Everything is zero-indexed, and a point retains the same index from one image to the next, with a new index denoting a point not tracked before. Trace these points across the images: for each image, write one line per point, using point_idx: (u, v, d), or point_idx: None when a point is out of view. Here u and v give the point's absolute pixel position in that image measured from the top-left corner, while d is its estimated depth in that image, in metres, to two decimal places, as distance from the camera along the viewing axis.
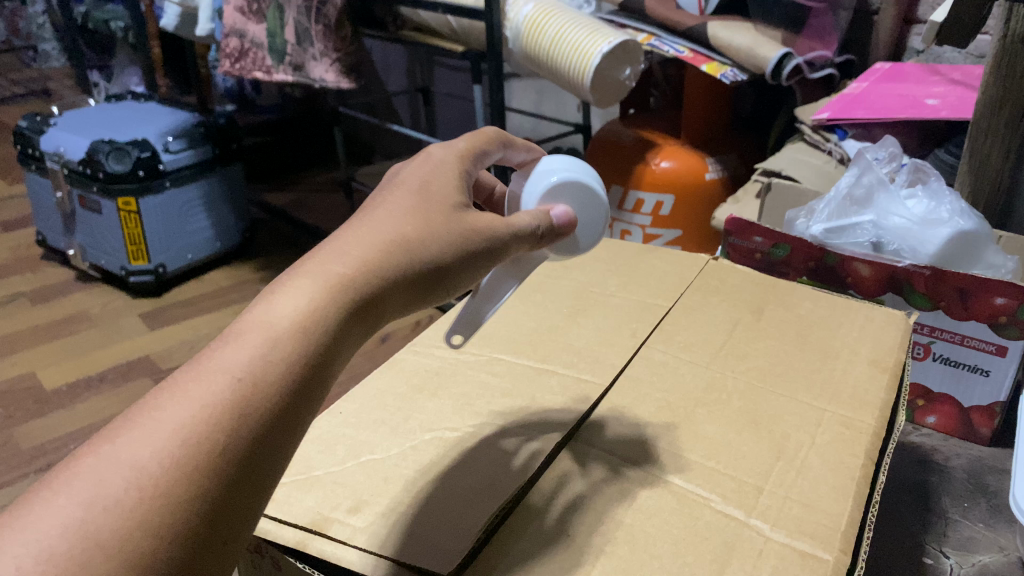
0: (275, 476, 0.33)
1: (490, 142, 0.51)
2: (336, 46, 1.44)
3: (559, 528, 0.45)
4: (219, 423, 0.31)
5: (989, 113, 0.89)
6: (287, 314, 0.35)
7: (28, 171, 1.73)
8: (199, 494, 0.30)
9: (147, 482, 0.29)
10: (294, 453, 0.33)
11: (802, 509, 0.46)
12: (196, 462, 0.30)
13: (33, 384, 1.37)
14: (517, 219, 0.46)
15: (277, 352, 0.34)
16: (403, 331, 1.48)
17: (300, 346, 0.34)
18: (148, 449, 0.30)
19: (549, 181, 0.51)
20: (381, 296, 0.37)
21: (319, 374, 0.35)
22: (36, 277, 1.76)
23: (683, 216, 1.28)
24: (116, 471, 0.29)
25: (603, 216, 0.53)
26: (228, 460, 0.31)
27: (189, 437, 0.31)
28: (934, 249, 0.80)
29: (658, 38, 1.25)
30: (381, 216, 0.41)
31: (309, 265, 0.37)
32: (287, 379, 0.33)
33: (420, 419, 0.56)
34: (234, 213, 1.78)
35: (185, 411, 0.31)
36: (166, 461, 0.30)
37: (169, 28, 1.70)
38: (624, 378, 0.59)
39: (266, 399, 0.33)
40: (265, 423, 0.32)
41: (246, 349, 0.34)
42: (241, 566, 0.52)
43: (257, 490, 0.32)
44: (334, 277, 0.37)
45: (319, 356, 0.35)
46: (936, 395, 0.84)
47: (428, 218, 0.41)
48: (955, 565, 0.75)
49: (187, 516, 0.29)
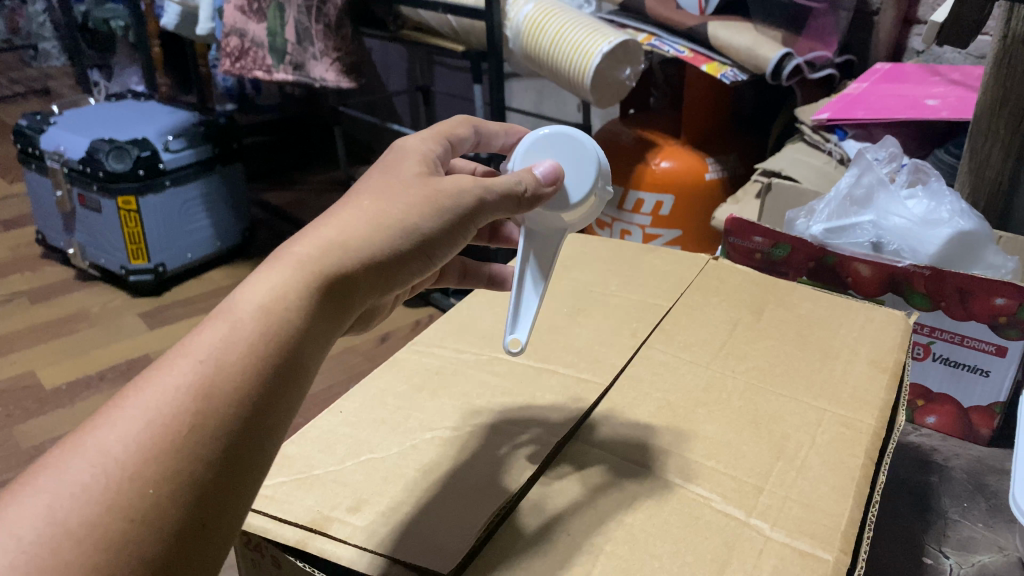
0: (256, 456, 0.34)
1: (460, 126, 0.55)
2: (336, 45, 1.45)
3: (559, 527, 0.45)
4: (184, 406, 0.32)
5: (989, 114, 0.89)
6: (251, 301, 0.36)
7: (28, 170, 1.73)
8: (167, 476, 0.31)
9: (115, 468, 0.31)
10: (268, 431, 0.34)
11: (802, 509, 0.46)
12: (162, 446, 0.31)
13: (33, 383, 1.37)
14: (495, 180, 0.47)
15: (241, 337, 0.35)
16: (403, 331, 1.48)
17: (264, 330, 0.35)
18: (116, 437, 0.31)
19: (538, 135, 0.54)
20: (345, 278, 0.39)
21: (287, 354, 0.36)
22: (36, 276, 1.76)
23: (683, 216, 1.28)
24: (86, 461, 0.31)
25: (592, 166, 0.53)
26: (196, 441, 0.32)
27: (155, 421, 0.32)
28: (933, 249, 0.80)
29: (659, 38, 1.25)
30: (346, 208, 0.42)
31: (274, 256, 0.39)
32: (253, 361, 0.35)
33: (420, 418, 0.56)
34: (233, 212, 1.78)
35: (150, 398, 0.33)
36: (133, 447, 0.31)
37: (169, 27, 1.69)
38: (624, 377, 0.59)
39: (230, 381, 0.34)
40: (234, 403, 0.33)
41: (211, 335, 0.35)
42: (241, 565, 0.52)
43: (232, 468, 0.33)
44: (297, 264, 0.38)
45: (285, 336, 0.36)
46: (936, 395, 0.84)
47: (394, 201, 0.42)
48: (954, 565, 0.75)
49: (158, 498, 0.31)
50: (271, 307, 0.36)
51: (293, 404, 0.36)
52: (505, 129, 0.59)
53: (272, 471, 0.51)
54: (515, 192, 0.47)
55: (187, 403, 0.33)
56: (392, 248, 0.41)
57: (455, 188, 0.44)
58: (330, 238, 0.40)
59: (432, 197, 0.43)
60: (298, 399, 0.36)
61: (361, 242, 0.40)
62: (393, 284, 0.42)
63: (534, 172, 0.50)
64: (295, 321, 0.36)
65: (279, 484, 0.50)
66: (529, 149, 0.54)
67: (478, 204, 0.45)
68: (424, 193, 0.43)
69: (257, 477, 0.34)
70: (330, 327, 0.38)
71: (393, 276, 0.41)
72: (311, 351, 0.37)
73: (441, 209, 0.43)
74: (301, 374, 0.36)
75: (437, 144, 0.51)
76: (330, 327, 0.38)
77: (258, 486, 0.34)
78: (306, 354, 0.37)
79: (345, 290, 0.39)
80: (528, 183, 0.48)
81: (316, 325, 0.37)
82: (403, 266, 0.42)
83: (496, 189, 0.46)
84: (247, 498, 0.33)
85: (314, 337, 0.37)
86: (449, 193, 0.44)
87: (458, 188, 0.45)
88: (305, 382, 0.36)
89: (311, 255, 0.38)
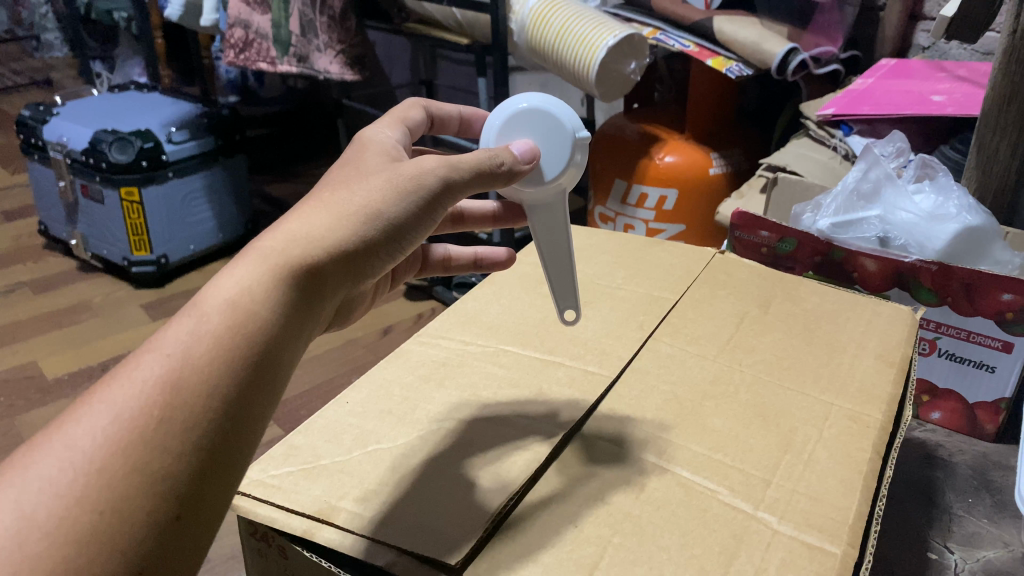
0: (231, 446, 0.34)
1: (411, 107, 0.56)
2: (341, 37, 1.47)
3: (567, 520, 0.45)
4: (152, 398, 0.32)
5: (997, 111, 0.88)
6: (218, 295, 0.36)
7: (31, 160, 1.73)
8: (137, 468, 0.31)
9: (83, 461, 0.31)
10: (240, 422, 0.34)
11: (810, 502, 0.46)
12: (130, 438, 0.31)
13: (35, 373, 1.38)
14: (463, 157, 0.46)
15: (208, 331, 0.35)
16: (406, 324, 1.48)
17: (230, 324, 0.35)
18: (84, 431, 0.32)
19: (516, 107, 0.53)
20: (314, 270, 0.38)
21: (259, 345, 0.36)
22: (39, 267, 1.77)
23: (687, 211, 1.28)
24: (53, 456, 0.31)
25: (568, 142, 0.52)
26: (164, 433, 0.32)
27: (122, 414, 0.32)
28: (941, 245, 0.80)
29: (664, 32, 1.25)
30: (315, 202, 0.42)
31: (243, 250, 0.39)
32: (220, 354, 0.34)
33: (427, 409, 0.56)
34: (236, 204, 1.78)
35: (117, 391, 0.33)
36: (100, 441, 0.31)
37: (173, 17, 1.68)
38: (630, 369, 0.60)
39: (198, 373, 0.34)
40: (203, 394, 0.33)
41: (179, 328, 0.35)
42: (247, 555, 0.52)
43: (198, 458, 0.32)
44: (264, 255, 0.38)
45: (254, 327, 0.36)
46: (941, 391, 0.85)
47: (360, 190, 0.42)
48: (959, 561, 0.75)
49: (127, 490, 0.31)
50: (239, 299, 0.36)
51: (270, 395, 0.36)
52: (456, 108, 0.61)
53: (280, 461, 0.51)
54: (487, 169, 0.46)
55: (155, 395, 0.33)
56: (361, 236, 0.40)
57: (423, 170, 0.44)
58: (299, 229, 0.40)
59: (398, 182, 0.43)
60: (274, 390, 0.36)
61: (331, 230, 0.40)
62: (366, 272, 0.42)
63: (512, 150, 0.50)
64: (264, 311, 0.36)
65: (287, 474, 0.50)
66: (505, 121, 0.53)
67: (446, 182, 0.44)
68: (391, 179, 0.43)
69: (235, 467, 0.34)
70: (302, 320, 0.38)
71: (365, 264, 0.41)
72: (283, 342, 0.37)
73: (410, 194, 0.43)
74: (275, 364, 0.36)
75: (398, 130, 0.52)
76: (302, 318, 0.38)
77: (236, 477, 0.34)
78: (278, 345, 0.36)
79: (317, 279, 0.39)
80: (506, 160, 0.48)
81: (288, 316, 0.37)
82: (376, 254, 0.41)
83: (463, 167, 0.45)
84: (225, 489, 0.33)
85: (285, 327, 0.37)
86: (418, 176, 0.43)
87: (425, 171, 0.44)
88: (280, 372, 0.36)
89: (279, 247, 0.38)
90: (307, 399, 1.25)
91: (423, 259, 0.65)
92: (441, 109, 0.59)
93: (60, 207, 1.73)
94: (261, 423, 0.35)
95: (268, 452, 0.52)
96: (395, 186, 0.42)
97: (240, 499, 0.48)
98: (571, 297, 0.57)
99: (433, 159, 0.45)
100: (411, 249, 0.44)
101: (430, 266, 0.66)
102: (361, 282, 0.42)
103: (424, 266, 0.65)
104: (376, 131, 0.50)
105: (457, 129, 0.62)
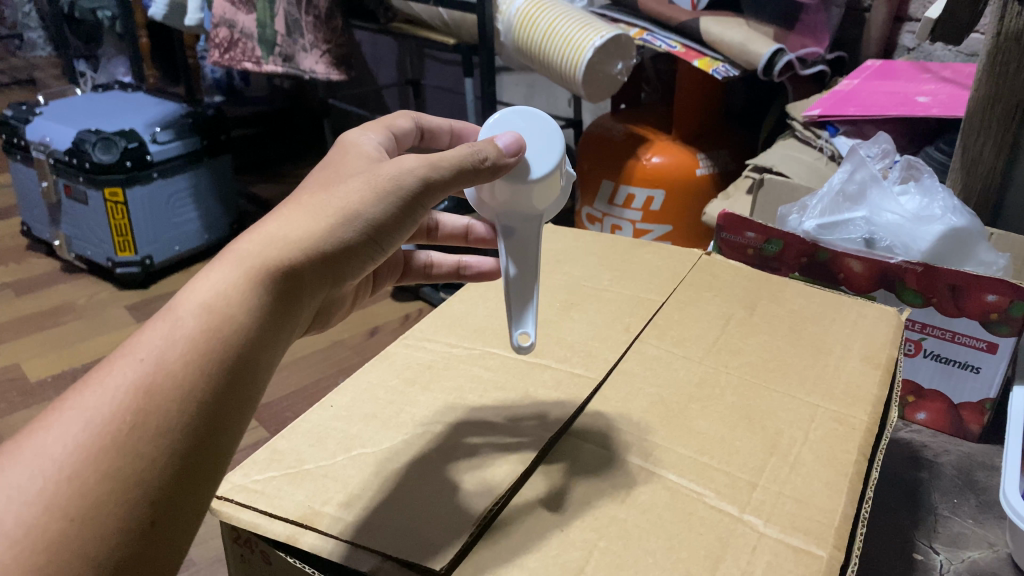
0: (209, 451, 0.33)
1: (402, 117, 0.56)
2: (326, 37, 1.45)
3: (552, 524, 0.45)
4: (124, 403, 0.32)
5: (981, 112, 0.89)
6: (193, 298, 0.36)
7: (13, 161, 1.70)
8: (109, 475, 0.30)
9: (53, 469, 0.30)
10: (215, 425, 0.33)
11: (795, 505, 0.46)
12: (103, 445, 0.31)
13: (16, 376, 1.36)
14: (447, 153, 0.45)
15: (182, 336, 0.34)
16: (393, 325, 1.47)
17: (205, 329, 0.35)
18: (55, 439, 0.31)
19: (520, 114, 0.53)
20: (295, 274, 0.38)
21: (236, 348, 0.35)
22: (21, 268, 1.74)
23: (673, 212, 1.28)
24: (23, 464, 0.31)
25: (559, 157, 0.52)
26: (138, 438, 0.31)
27: (94, 420, 0.31)
28: (926, 246, 0.80)
29: (650, 33, 1.24)
30: (296, 207, 0.41)
31: (220, 253, 0.38)
32: (193, 360, 0.34)
33: (412, 412, 0.55)
34: (221, 204, 1.77)
35: (89, 397, 0.32)
36: (71, 448, 0.31)
37: (158, 17, 1.66)
38: (617, 372, 0.59)
39: (173, 376, 0.33)
40: (178, 398, 0.33)
41: (153, 332, 0.34)
42: (229, 562, 0.51)
43: (174, 461, 0.32)
44: (241, 257, 0.37)
45: (230, 330, 0.35)
46: (927, 391, 0.85)
47: (339, 191, 0.41)
48: (944, 562, 0.75)
49: (99, 498, 0.30)
50: (214, 302, 0.35)
51: (247, 398, 0.35)
52: (451, 128, 0.60)
53: (263, 465, 0.50)
54: (471, 166, 0.45)
55: (127, 400, 0.32)
56: (339, 238, 0.40)
57: (403, 169, 0.43)
58: (277, 231, 0.39)
59: (379, 182, 0.42)
60: (252, 395, 0.35)
61: (309, 232, 0.39)
62: (345, 274, 0.41)
63: (497, 144, 0.48)
64: (241, 315, 0.36)
65: (269, 479, 0.49)
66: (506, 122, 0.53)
67: (426, 182, 0.43)
68: (372, 181, 0.42)
69: (214, 470, 0.33)
70: (279, 325, 0.37)
71: (344, 266, 0.41)
72: (261, 346, 0.36)
73: (390, 194, 0.42)
74: (252, 366, 0.35)
75: (382, 134, 0.52)
76: (279, 321, 0.37)
77: (214, 483, 0.34)
78: (255, 348, 0.36)
79: (295, 282, 0.38)
80: (490, 156, 0.47)
81: (265, 318, 0.36)
82: (356, 255, 0.41)
83: (445, 165, 0.44)
84: (202, 494, 0.33)
85: (263, 330, 0.36)
86: (398, 177, 0.42)
87: (406, 171, 0.43)
88: (258, 376, 0.36)
89: (257, 249, 0.38)
90: (293, 401, 1.24)
91: (404, 265, 0.64)
92: (432, 122, 0.58)
93: (43, 207, 1.71)
94: (240, 426, 0.35)
95: (252, 457, 0.51)
96: (375, 187, 0.42)
97: (222, 505, 0.47)
98: (526, 312, 0.52)
99: (414, 158, 0.44)
100: (392, 250, 0.44)
101: (411, 271, 0.66)
102: (340, 284, 0.42)
103: (406, 271, 0.65)
104: (359, 134, 0.50)
105: (447, 143, 0.61)
